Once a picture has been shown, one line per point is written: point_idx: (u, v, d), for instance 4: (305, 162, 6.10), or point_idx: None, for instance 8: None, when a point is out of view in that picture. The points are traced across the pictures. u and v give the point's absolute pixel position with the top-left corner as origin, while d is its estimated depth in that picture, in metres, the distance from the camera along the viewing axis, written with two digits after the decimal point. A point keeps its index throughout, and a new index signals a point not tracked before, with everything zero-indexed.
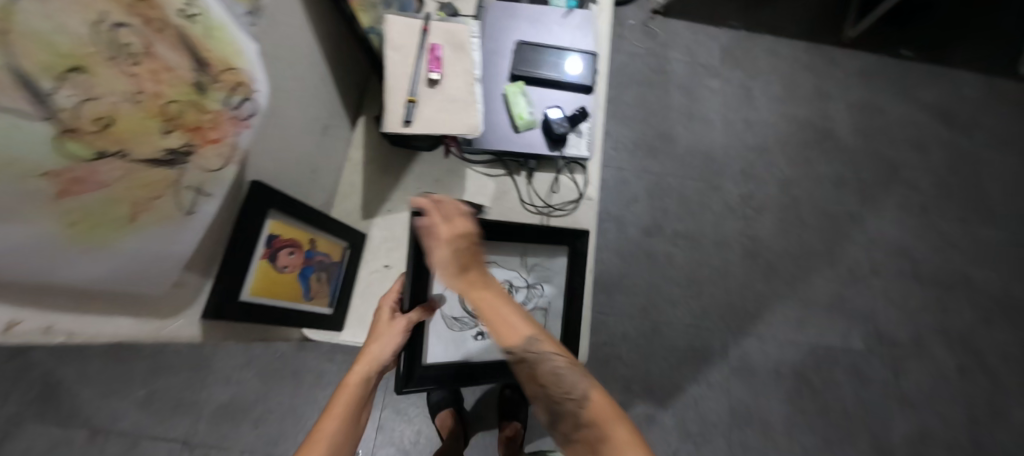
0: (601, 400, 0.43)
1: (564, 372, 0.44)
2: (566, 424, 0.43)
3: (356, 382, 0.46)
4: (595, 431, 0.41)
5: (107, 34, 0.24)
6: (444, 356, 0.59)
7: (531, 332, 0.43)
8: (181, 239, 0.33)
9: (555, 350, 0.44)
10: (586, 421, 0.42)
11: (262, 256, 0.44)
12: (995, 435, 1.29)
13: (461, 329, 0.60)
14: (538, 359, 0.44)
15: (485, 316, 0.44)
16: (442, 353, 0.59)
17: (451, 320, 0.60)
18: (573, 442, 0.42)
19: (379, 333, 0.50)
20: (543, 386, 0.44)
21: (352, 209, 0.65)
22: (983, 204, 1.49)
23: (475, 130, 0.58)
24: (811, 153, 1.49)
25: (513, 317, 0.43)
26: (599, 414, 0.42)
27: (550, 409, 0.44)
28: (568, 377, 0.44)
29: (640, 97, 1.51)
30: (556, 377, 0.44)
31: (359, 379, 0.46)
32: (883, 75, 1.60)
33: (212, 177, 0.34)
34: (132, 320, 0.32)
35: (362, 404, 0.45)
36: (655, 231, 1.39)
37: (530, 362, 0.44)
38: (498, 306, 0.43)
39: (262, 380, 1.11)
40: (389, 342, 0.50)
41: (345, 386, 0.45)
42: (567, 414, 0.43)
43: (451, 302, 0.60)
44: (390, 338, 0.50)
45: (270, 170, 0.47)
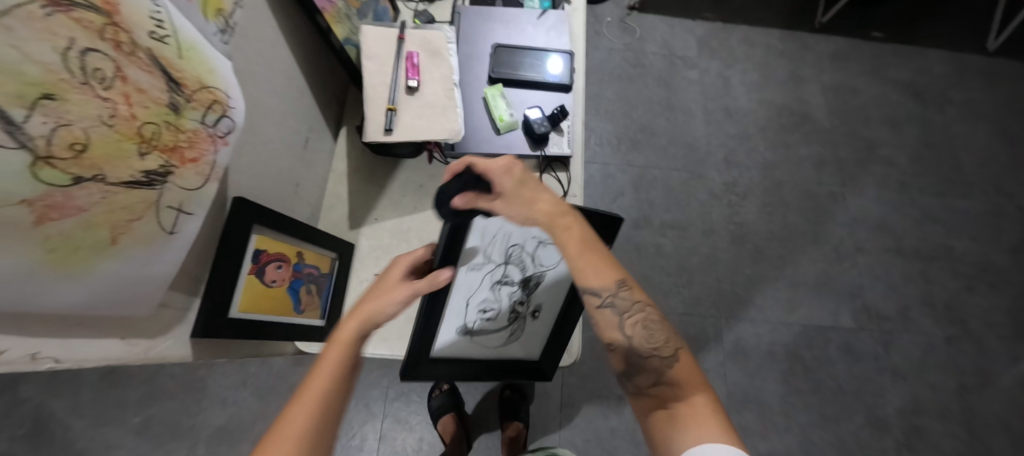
0: (685, 365, 0.48)
1: (650, 326, 0.49)
2: (644, 378, 0.48)
3: (349, 339, 0.45)
4: (675, 389, 0.47)
5: (76, 60, 0.24)
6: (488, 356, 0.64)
7: (620, 281, 0.48)
8: (165, 259, 0.33)
9: (643, 303, 0.49)
10: (673, 376, 0.47)
11: (249, 272, 0.44)
12: (985, 400, 1.33)
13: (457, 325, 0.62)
14: (620, 307, 0.48)
15: (576, 257, 0.48)
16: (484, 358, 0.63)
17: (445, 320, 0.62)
18: (646, 394, 0.48)
19: (376, 291, 0.47)
20: (631, 338, 0.49)
21: (338, 220, 0.66)
22: (958, 177, 1.53)
23: (455, 135, 0.59)
24: (790, 137, 1.52)
25: (602, 267, 0.48)
26: (684, 368, 0.48)
27: (628, 359, 0.49)
28: (652, 332, 0.49)
29: (620, 92, 1.53)
30: (644, 332, 0.49)
31: (346, 340, 0.44)
32: (855, 57, 1.64)
33: (192, 195, 0.34)
34: (120, 343, 0.32)
35: (350, 366, 0.44)
36: (644, 223, 1.40)
37: (617, 311, 0.48)
38: (590, 251, 0.48)
39: (260, 398, 1.10)
40: (387, 299, 0.46)
41: (331, 350, 0.44)
42: (647, 369, 0.48)
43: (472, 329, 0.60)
44: (388, 294, 0.47)
45: (252, 186, 0.47)
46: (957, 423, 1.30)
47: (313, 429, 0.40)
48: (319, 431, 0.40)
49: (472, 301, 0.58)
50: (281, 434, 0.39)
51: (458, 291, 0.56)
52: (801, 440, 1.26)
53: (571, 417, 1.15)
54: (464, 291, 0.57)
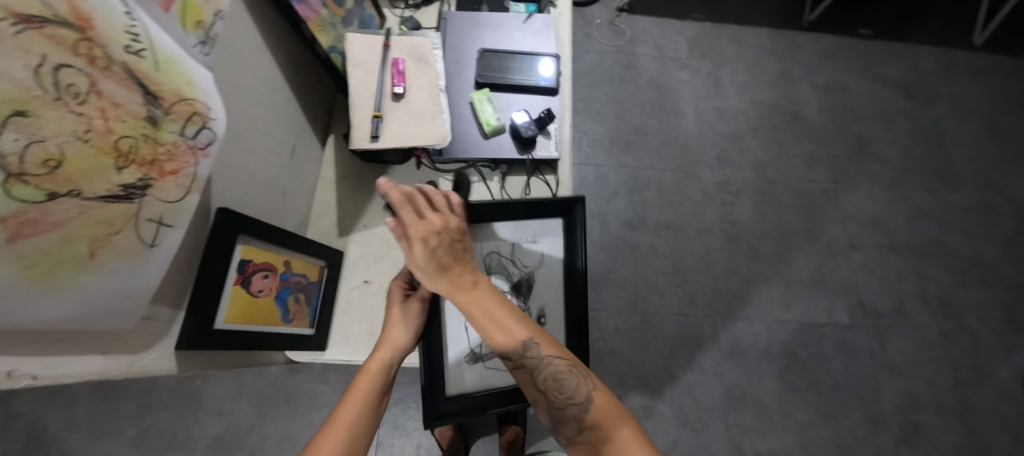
0: (603, 404, 0.47)
1: (565, 378, 0.48)
2: (570, 428, 0.48)
3: (378, 367, 0.50)
4: (597, 433, 0.46)
5: (48, 76, 0.24)
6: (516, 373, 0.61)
7: (528, 339, 0.47)
8: (146, 272, 0.33)
9: (555, 356, 0.48)
10: (591, 424, 0.46)
11: (235, 282, 0.44)
12: (981, 394, 1.33)
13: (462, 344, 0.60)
14: (538, 363, 0.48)
15: (473, 314, 0.47)
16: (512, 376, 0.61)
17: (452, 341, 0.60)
18: (577, 443, 0.47)
19: (394, 319, 0.53)
20: (544, 391, 0.48)
21: (327, 228, 0.66)
22: (950, 171, 1.53)
23: (441, 140, 0.59)
24: (782, 136, 1.53)
25: (512, 326, 0.47)
26: (601, 415, 0.46)
27: (552, 413, 0.48)
28: (568, 384, 0.48)
29: (612, 94, 1.53)
30: (557, 383, 0.48)
31: (378, 366, 0.50)
32: (844, 55, 1.65)
33: (173, 208, 0.34)
34: (101, 357, 0.32)
35: (380, 390, 0.49)
36: (638, 223, 1.41)
37: (531, 369, 0.48)
38: (496, 311, 0.47)
39: (256, 407, 1.09)
40: (405, 326, 0.53)
41: (363, 374, 0.49)
42: (569, 418, 0.47)
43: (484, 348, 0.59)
44: (405, 322, 0.53)
45: (237, 196, 0.47)
46: (954, 417, 1.30)
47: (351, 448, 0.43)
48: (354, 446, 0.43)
49: (470, 320, 0.59)
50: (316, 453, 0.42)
51: (451, 314, 0.58)
52: (799, 438, 1.26)
53: None
54: (455, 312, 0.59)
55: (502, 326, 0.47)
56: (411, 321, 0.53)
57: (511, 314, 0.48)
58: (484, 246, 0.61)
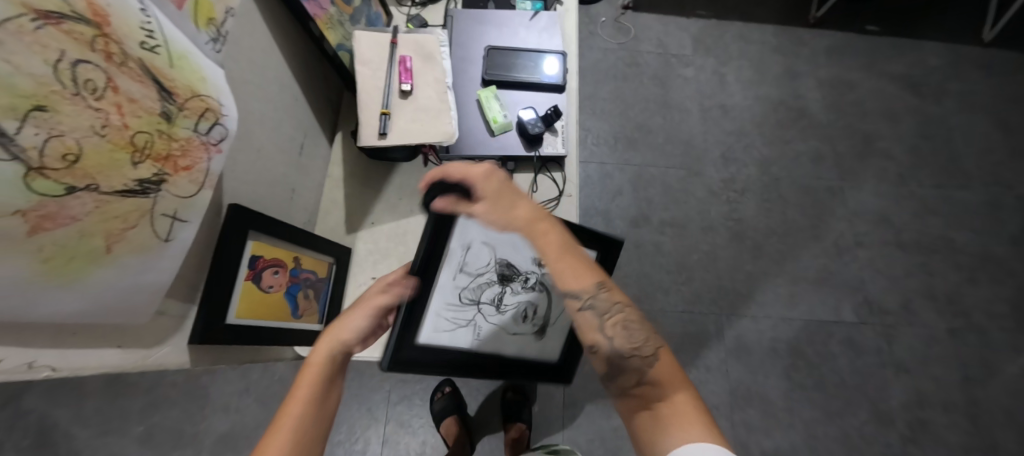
0: (666, 363, 0.47)
1: (630, 325, 0.49)
2: (627, 378, 0.47)
3: (325, 357, 0.47)
4: (660, 390, 0.45)
5: (66, 71, 0.25)
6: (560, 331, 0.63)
7: (595, 281, 0.49)
8: (160, 267, 0.33)
9: (624, 302, 0.50)
10: (654, 375, 0.46)
11: (246, 277, 0.44)
12: (989, 392, 1.32)
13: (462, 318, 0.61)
14: (598, 306, 0.49)
15: (551, 253, 0.50)
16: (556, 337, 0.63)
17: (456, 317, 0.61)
18: (630, 395, 0.46)
19: (343, 312, 0.51)
20: (609, 338, 0.49)
21: (334, 225, 0.66)
22: (957, 168, 1.52)
23: (449, 137, 0.59)
24: (787, 133, 1.52)
25: (579, 269, 0.49)
26: (666, 366, 0.46)
27: (610, 361, 0.48)
28: (631, 331, 0.49)
29: (616, 92, 1.53)
30: (623, 330, 0.49)
31: (327, 356, 0.47)
32: (850, 51, 1.64)
33: (187, 203, 0.35)
34: (117, 351, 0.33)
35: (330, 381, 0.46)
36: (642, 221, 1.40)
37: (594, 311, 0.49)
38: (567, 248, 0.50)
39: (263, 404, 1.10)
40: (355, 317, 0.51)
41: (310, 367, 0.45)
42: (630, 368, 0.47)
43: (519, 332, 0.62)
44: (357, 315, 0.51)
45: (247, 193, 0.47)
46: (961, 415, 1.29)
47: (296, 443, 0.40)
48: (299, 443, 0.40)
49: (489, 324, 0.61)
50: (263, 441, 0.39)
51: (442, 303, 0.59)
52: (805, 436, 1.25)
53: (574, 417, 1.15)
54: (464, 329, 0.60)
55: (571, 271, 0.49)
56: (363, 313, 0.52)
57: (586, 258, 0.51)
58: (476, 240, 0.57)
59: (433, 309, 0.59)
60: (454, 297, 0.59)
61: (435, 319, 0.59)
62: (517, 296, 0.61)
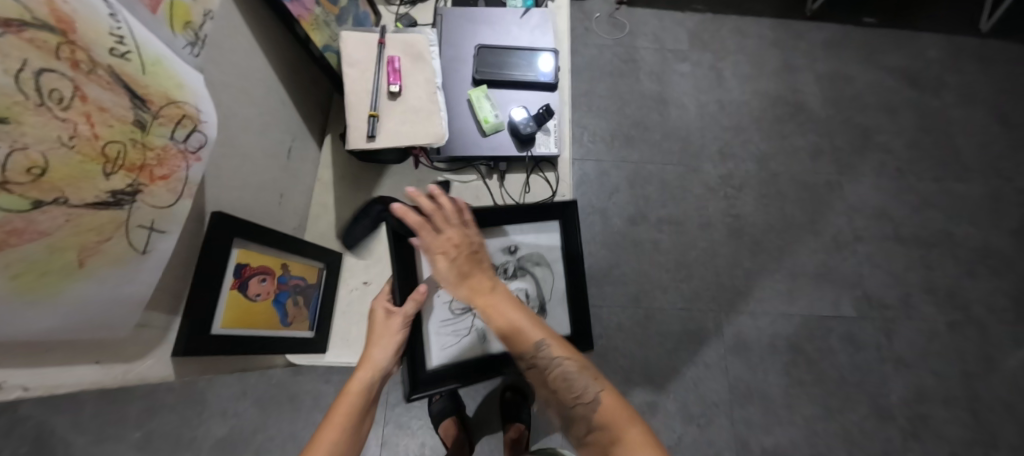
0: (610, 407, 0.47)
1: (574, 376, 0.49)
2: (580, 427, 0.48)
3: (360, 387, 0.48)
4: (606, 434, 0.46)
5: (29, 81, 0.24)
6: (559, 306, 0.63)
7: (540, 338, 0.50)
8: (140, 279, 0.32)
9: (564, 355, 0.49)
10: (598, 425, 0.47)
11: (232, 286, 0.44)
12: (989, 385, 1.32)
13: (465, 328, 0.58)
14: (547, 359, 0.49)
15: (490, 316, 0.50)
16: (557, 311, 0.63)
17: (456, 328, 0.58)
18: (587, 443, 0.48)
19: (378, 337, 0.51)
20: (557, 391, 0.50)
21: (325, 229, 0.65)
22: (956, 161, 1.51)
23: (439, 139, 0.58)
24: (785, 127, 1.51)
25: (523, 325, 0.50)
26: (611, 418, 0.46)
27: (564, 410, 0.50)
28: (576, 383, 0.49)
29: (612, 88, 1.52)
30: (566, 382, 0.49)
31: (360, 388, 0.48)
32: (848, 44, 1.62)
33: (165, 213, 0.34)
34: (95, 367, 0.32)
35: (363, 412, 0.48)
36: (640, 219, 1.40)
37: (541, 367, 0.50)
38: (507, 309, 0.50)
39: (260, 408, 1.09)
40: (387, 343, 0.51)
41: (346, 396, 0.48)
42: (580, 416, 0.48)
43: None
44: (388, 339, 0.52)
45: (232, 200, 0.46)
46: (962, 409, 1.29)
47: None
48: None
49: (494, 325, 0.60)
50: None
51: (438, 314, 0.58)
52: (805, 432, 1.25)
53: None
54: (469, 338, 0.58)
55: (521, 327, 0.50)
56: (393, 338, 0.52)
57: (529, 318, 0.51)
58: None
59: (430, 331, 0.57)
60: (446, 313, 0.58)
61: (438, 340, 0.57)
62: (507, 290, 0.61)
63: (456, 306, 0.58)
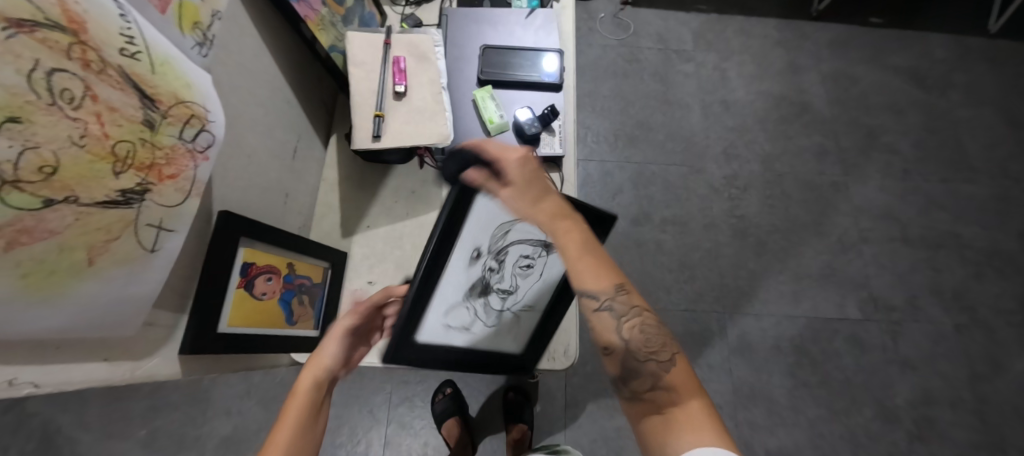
0: (680, 369, 0.45)
1: (646, 328, 0.46)
2: (642, 383, 0.44)
3: (307, 388, 0.45)
4: (671, 395, 0.43)
5: (41, 82, 0.24)
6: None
7: (613, 282, 0.45)
8: (147, 278, 0.33)
9: (640, 305, 0.47)
10: (670, 380, 0.44)
11: (238, 285, 0.44)
12: (997, 389, 1.31)
13: (462, 317, 0.58)
14: (615, 307, 0.45)
15: (567, 253, 0.45)
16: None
17: (454, 317, 0.58)
18: (641, 399, 0.44)
19: (328, 334, 0.49)
20: (625, 342, 0.46)
21: (330, 230, 0.65)
22: (963, 162, 1.50)
23: (443, 139, 0.58)
24: (790, 128, 1.50)
25: (597, 269, 0.45)
26: (684, 376, 0.44)
27: (627, 365, 0.46)
28: (648, 335, 0.46)
29: (616, 89, 1.52)
30: (641, 334, 0.46)
31: (311, 383, 0.46)
32: (854, 44, 1.62)
33: (173, 213, 0.34)
34: (104, 364, 0.32)
35: (312, 412, 0.45)
36: (644, 219, 1.39)
37: (610, 313, 0.45)
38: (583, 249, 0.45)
39: (264, 407, 1.10)
40: (334, 341, 0.48)
41: (295, 397, 0.45)
42: (646, 373, 0.45)
43: (545, 266, 0.59)
44: (337, 336, 0.49)
45: (239, 199, 0.46)
46: (969, 412, 1.28)
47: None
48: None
49: (528, 295, 0.60)
50: None
51: (441, 305, 0.56)
52: (810, 434, 1.25)
53: (576, 418, 1.14)
54: (461, 324, 0.59)
55: (591, 268, 0.45)
56: (344, 332, 0.50)
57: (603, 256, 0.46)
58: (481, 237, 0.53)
59: (433, 317, 0.56)
60: (453, 304, 0.56)
61: (496, 340, 0.62)
62: (509, 268, 0.58)
63: (463, 298, 0.57)
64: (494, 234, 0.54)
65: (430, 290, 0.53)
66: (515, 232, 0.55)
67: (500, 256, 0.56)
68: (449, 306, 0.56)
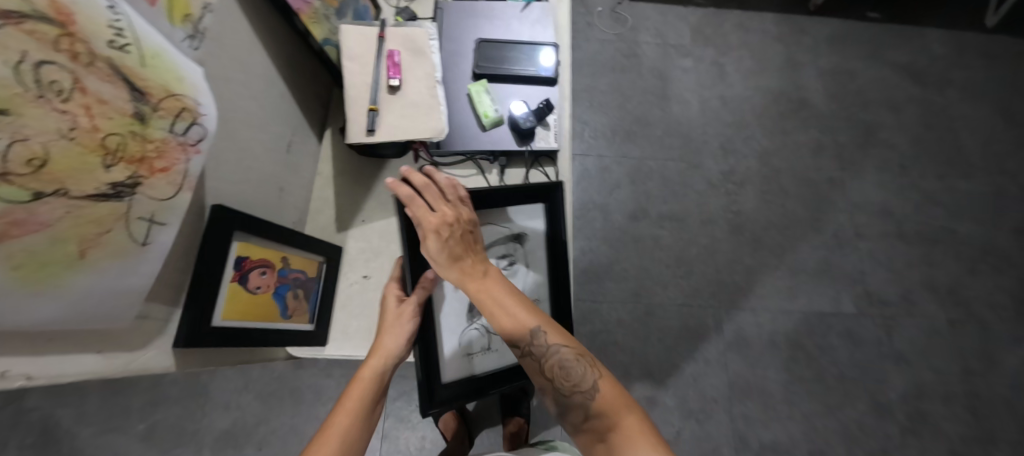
0: (609, 392, 0.47)
1: (570, 365, 0.47)
2: (575, 415, 0.47)
3: (371, 376, 0.50)
4: (605, 422, 0.45)
5: (30, 74, 0.24)
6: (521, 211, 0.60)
7: (537, 323, 0.48)
8: (139, 271, 0.33)
9: (561, 342, 0.48)
10: (596, 412, 0.46)
11: (232, 279, 0.44)
12: (989, 383, 1.32)
13: (477, 336, 0.60)
14: (540, 349, 0.47)
15: (482, 301, 0.48)
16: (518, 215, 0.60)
17: (469, 337, 0.59)
18: (583, 430, 0.47)
19: (387, 327, 0.52)
20: (552, 380, 0.48)
21: (325, 224, 0.65)
22: (960, 158, 1.51)
23: (438, 133, 0.58)
24: (787, 123, 1.51)
25: (519, 314, 0.48)
26: (612, 410, 0.45)
27: (558, 400, 0.48)
28: (574, 371, 0.47)
29: (614, 84, 1.51)
30: (563, 371, 0.47)
31: (371, 374, 0.50)
32: (852, 39, 1.61)
33: (165, 206, 0.34)
34: (97, 356, 0.32)
35: (374, 400, 0.49)
36: (641, 215, 1.40)
37: (536, 355, 0.48)
38: (496, 290, 0.49)
39: (262, 401, 1.10)
40: (396, 335, 0.52)
41: (357, 384, 0.49)
42: (574, 407, 0.47)
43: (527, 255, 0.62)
44: (398, 330, 0.52)
45: (232, 193, 0.46)
46: (962, 406, 1.29)
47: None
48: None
49: (529, 291, 0.62)
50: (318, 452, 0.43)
51: (447, 324, 0.58)
52: (803, 428, 1.26)
53: None
54: (480, 344, 0.60)
55: (513, 314, 0.48)
56: (404, 327, 0.53)
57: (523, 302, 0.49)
58: None
59: (446, 342, 0.57)
60: (457, 323, 0.58)
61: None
62: (495, 273, 0.61)
63: (465, 314, 0.59)
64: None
65: (429, 320, 0.56)
66: (484, 237, 0.58)
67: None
68: (454, 324, 0.58)
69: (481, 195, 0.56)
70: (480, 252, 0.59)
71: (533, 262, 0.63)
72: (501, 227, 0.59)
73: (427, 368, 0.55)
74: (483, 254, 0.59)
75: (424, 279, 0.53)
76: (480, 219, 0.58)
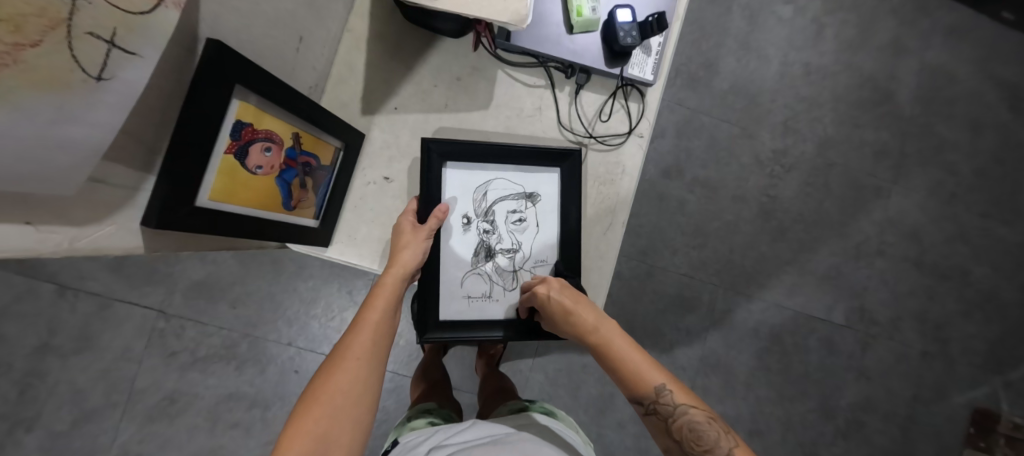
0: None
1: (701, 427, 0.46)
2: None
3: (394, 282, 0.49)
4: None
5: None
6: (537, 173, 0.57)
7: (663, 383, 0.47)
8: (88, 119, 0.21)
9: (688, 403, 0.47)
10: None
11: (227, 150, 0.34)
12: (931, 413, 1.37)
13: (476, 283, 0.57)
14: (667, 408, 0.47)
15: (615, 366, 0.50)
16: (533, 173, 0.57)
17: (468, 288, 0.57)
18: None
19: (407, 239, 0.50)
20: (679, 441, 0.47)
21: (347, 99, 0.54)
22: (1012, 201, 1.41)
23: (519, 21, 0.44)
24: (862, 115, 1.34)
25: (647, 369, 0.48)
26: None
27: None
28: (707, 433, 0.46)
29: (697, 14, 1.29)
30: (693, 432, 0.46)
31: (394, 283, 0.49)
32: (972, 38, 1.39)
33: (134, 25, 0.22)
34: (26, 229, 0.23)
35: (397, 306, 0.49)
36: (674, 173, 1.28)
37: (659, 414, 0.47)
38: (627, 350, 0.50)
39: (240, 262, 1.05)
40: (417, 249, 0.50)
41: (383, 288, 0.48)
42: None
43: (537, 216, 0.58)
44: (417, 244, 0.50)
45: (235, 27, 0.33)
46: (896, 426, 1.36)
47: (366, 376, 0.43)
48: (368, 381, 0.43)
49: (535, 249, 0.58)
50: (345, 353, 0.44)
51: (448, 264, 0.56)
52: (753, 410, 1.30)
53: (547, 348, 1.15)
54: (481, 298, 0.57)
55: (647, 370, 0.48)
56: (421, 242, 0.51)
57: (650, 362, 0.49)
58: (466, 195, 0.55)
59: (445, 284, 0.56)
60: (458, 267, 0.56)
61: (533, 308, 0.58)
62: (502, 227, 0.57)
63: (466, 255, 0.56)
64: (475, 198, 0.56)
65: (434, 255, 0.55)
66: (493, 191, 0.56)
67: (489, 217, 0.57)
68: (455, 269, 0.56)
69: (494, 149, 0.54)
70: (490, 203, 0.57)
71: (545, 223, 0.58)
72: (511, 183, 0.56)
73: (425, 301, 0.55)
74: (493, 207, 0.57)
75: (436, 210, 0.52)
76: (493, 170, 0.56)
